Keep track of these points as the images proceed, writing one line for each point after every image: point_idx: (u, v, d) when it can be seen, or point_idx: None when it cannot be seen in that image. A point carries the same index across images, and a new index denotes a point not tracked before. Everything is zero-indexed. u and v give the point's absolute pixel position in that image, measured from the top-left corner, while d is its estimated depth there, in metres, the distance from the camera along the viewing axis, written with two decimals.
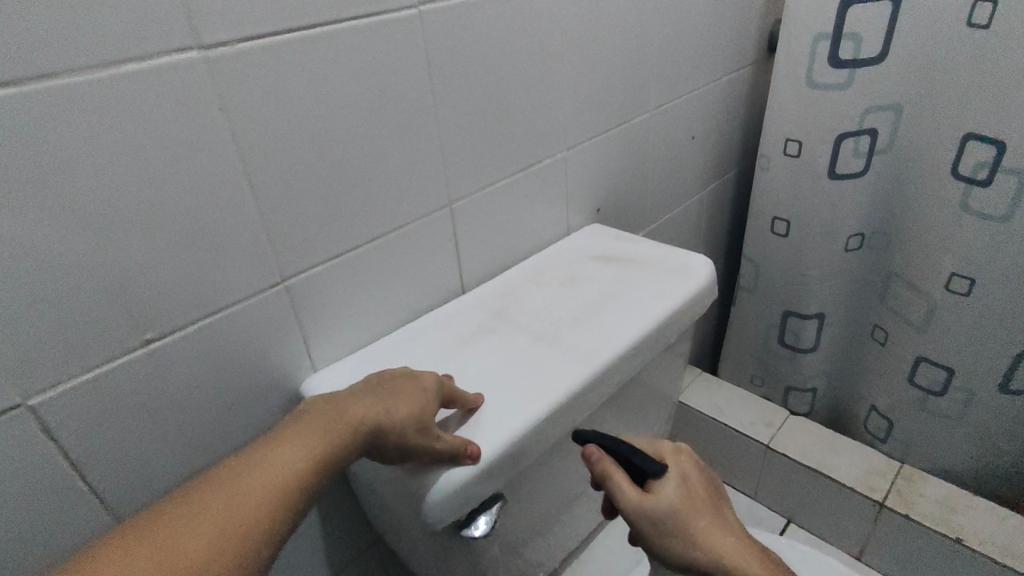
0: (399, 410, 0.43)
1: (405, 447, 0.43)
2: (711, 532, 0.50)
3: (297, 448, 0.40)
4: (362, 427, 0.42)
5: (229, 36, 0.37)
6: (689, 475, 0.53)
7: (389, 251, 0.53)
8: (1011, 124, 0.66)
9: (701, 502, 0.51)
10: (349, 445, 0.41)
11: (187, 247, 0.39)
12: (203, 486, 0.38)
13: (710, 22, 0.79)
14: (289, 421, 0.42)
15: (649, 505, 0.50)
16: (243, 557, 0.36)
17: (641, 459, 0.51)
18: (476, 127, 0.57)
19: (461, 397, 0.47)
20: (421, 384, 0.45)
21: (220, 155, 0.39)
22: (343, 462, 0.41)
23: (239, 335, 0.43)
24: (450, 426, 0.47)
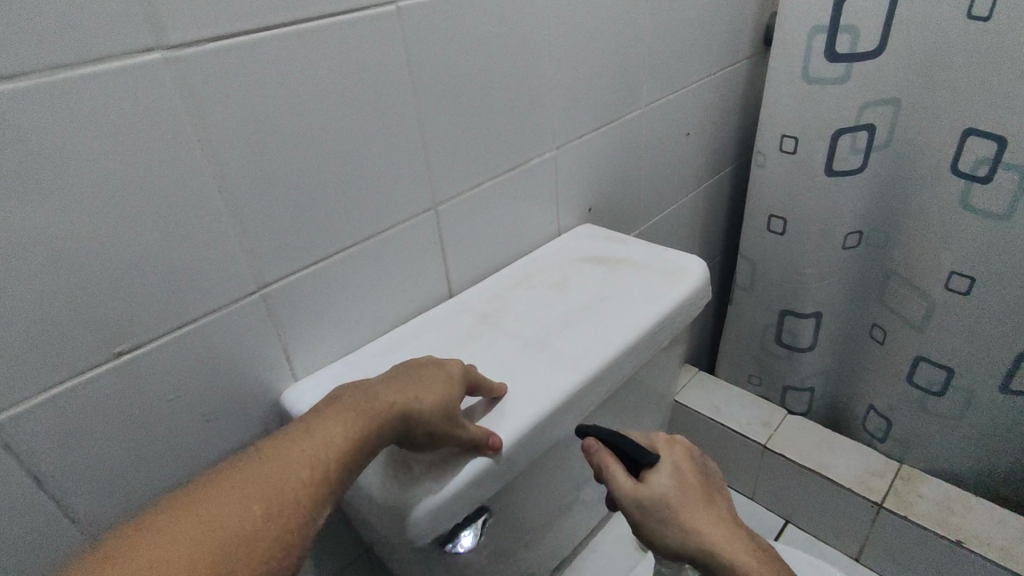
0: (429, 396, 0.45)
1: (434, 433, 0.45)
2: (705, 523, 0.50)
3: (336, 430, 0.41)
4: (396, 411, 0.43)
5: (192, 36, 0.37)
6: (684, 466, 0.53)
7: (369, 257, 0.53)
8: (1011, 119, 0.64)
9: (695, 493, 0.51)
10: (384, 428, 0.43)
11: (158, 259, 0.40)
12: (240, 470, 0.39)
13: (704, 16, 0.77)
14: (325, 405, 0.43)
15: (641, 495, 0.50)
16: (287, 535, 0.37)
17: (633, 449, 0.52)
18: (462, 126, 0.55)
19: (485, 385, 0.49)
20: (446, 371, 0.47)
21: (188, 162, 0.39)
22: (378, 445, 0.43)
23: (216, 342, 0.45)
24: (476, 414, 0.49)
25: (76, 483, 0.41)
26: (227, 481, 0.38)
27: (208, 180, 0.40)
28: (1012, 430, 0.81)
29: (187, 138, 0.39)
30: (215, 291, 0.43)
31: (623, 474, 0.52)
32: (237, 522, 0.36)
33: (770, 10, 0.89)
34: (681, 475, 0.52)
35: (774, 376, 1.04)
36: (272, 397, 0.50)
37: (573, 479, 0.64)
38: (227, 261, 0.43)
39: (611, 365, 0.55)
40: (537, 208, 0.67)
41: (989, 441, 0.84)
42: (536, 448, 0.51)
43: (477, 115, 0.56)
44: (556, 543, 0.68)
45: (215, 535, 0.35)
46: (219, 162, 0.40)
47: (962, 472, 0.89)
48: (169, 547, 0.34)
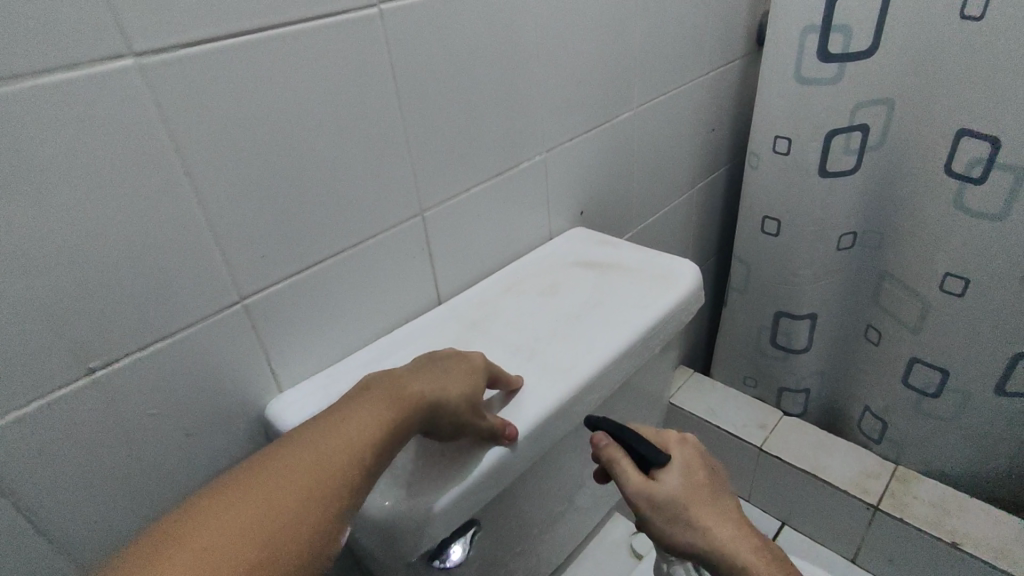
0: (455, 387, 0.46)
1: (459, 421, 0.46)
2: (713, 523, 0.49)
3: (371, 417, 0.41)
4: (425, 400, 0.44)
5: (164, 42, 0.36)
6: (695, 465, 0.52)
7: (354, 265, 0.52)
8: (1006, 119, 0.64)
9: (704, 492, 0.51)
10: (415, 416, 0.43)
11: (132, 273, 0.39)
12: (278, 459, 0.39)
13: (695, 16, 0.77)
14: (355, 394, 0.44)
15: (650, 492, 0.50)
16: (327, 523, 0.37)
17: (644, 446, 0.51)
18: (447, 131, 0.54)
19: (505, 377, 0.50)
20: (469, 363, 0.48)
21: (162, 173, 0.38)
22: (409, 432, 0.43)
23: (195, 355, 0.44)
24: (494, 406, 0.51)
25: (52, 501, 0.39)
26: (262, 472, 0.38)
27: (184, 190, 0.39)
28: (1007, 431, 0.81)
29: (162, 149, 0.38)
30: (192, 303, 0.42)
31: (633, 470, 0.51)
32: (279, 512, 0.36)
33: (763, 9, 0.88)
34: (691, 475, 0.52)
35: (769, 377, 1.03)
36: (256, 408, 0.49)
37: (565, 486, 0.63)
38: (204, 273, 0.42)
39: (602, 372, 0.54)
40: (527, 213, 0.67)
41: (984, 442, 0.83)
42: (526, 459, 0.50)
43: (463, 119, 0.55)
44: (549, 551, 0.67)
45: (258, 526, 0.35)
46: (195, 172, 0.39)
47: (958, 473, 0.88)
48: (213, 542, 0.34)
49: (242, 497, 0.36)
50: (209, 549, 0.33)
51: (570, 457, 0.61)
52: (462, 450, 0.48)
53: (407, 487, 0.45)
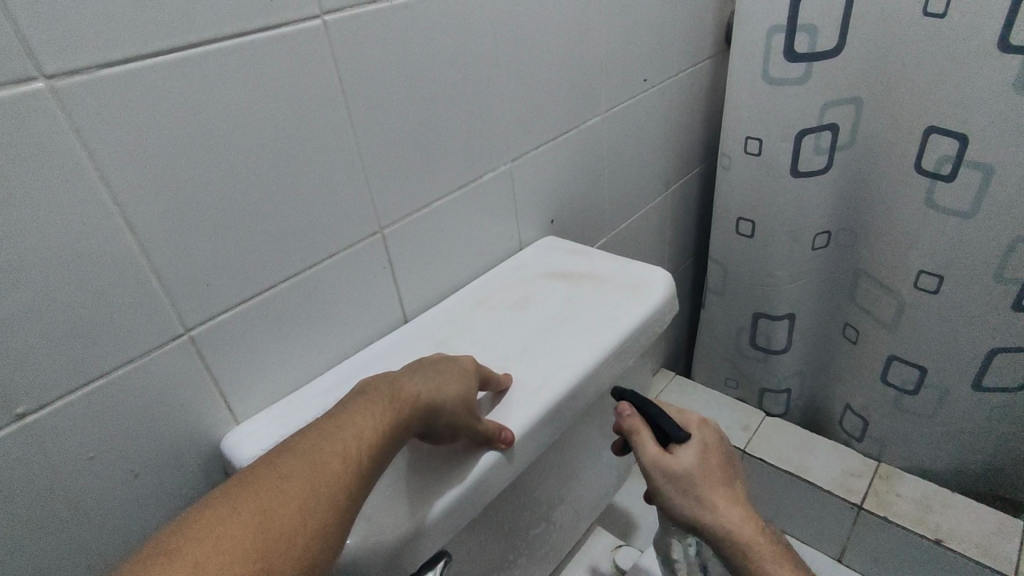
0: (450, 388, 0.44)
1: (455, 426, 0.45)
2: (718, 502, 0.52)
3: (366, 422, 0.39)
4: (421, 402, 0.42)
5: (80, 64, 0.33)
6: (712, 446, 0.55)
7: (312, 288, 0.50)
8: (972, 117, 0.63)
9: (716, 472, 0.53)
10: (411, 420, 0.41)
11: (60, 309, 0.36)
12: (264, 472, 0.35)
13: (660, 17, 0.75)
14: (348, 400, 0.41)
15: (666, 466, 0.52)
16: (322, 535, 0.34)
17: (666, 424, 0.53)
18: (405, 143, 0.52)
19: (495, 378, 0.50)
20: (461, 365, 0.47)
21: (89, 202, 0.36)
22: (405, 436, 0.41)
23: (139, 392, 0.41)
24: (485, 408, 0.50)
25: None
26: (251, 484, 0.34)
27: (115, 217, 0.37)
28: (985, 426, 0.81)
29: (87, 177, 0.35)
30: (130, 336, 0.40)
31: (652, 444, 0.54)
32: (273, 526, 0.33)
33: (730, 8, 0.87)
34: (707, 455, 0.54)
35: (750, 378, 1.02)
36: (210, 442, 0.47)
37: (543, 504, 0.61)
38: (143, 304, 0.40)
39: (574, 389, 0.52)
40: (495, 223, 0.65)
41: (963, 437, 0.83)
42: (499, 483, 0.48)
43: (420, 132, 0.53)
44: (529, 570, 0.65)
45: (250, 541, 0.32)
46: (126, 199, 0.37)
47: (939, 469, 0.88)
48: (202, 557, 0.30)
49: (231, 511, 0.33)
50: (196, 566, 0.30)
51: (545, 474, 0.59)
52: (427, 478, 0.46)
53: (368, 519, 0.43)
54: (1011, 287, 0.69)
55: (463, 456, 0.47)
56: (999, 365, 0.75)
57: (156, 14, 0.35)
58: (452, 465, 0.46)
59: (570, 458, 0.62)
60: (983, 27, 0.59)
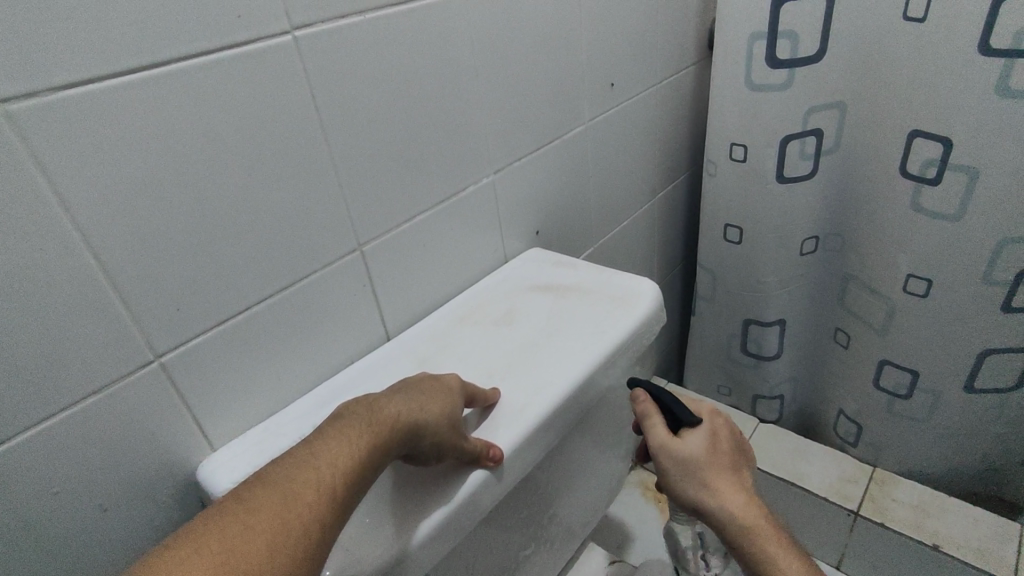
0: (433, 408, 0.43)
1: (440, 446, 0.43)
2: (723, 489, 0.53)
3: (342, 447, 0.37)
4: (402, 423, 0.41)
5: (35, 85, 0.32)
6: (722, 435, 0.55)
7: (289, 309, 0.48)
8: (955, 120, 0.63)
9: (723, 460, 0.54)
10: (392, 442, 0.40)
11: (20, 341, 0.35)
12: (233, 506, 0.33)
13: (641, 26, 0.75)
14: (326, 424, 0.39)
15: (673, 449, 0.54)
16: (295, 569, 0.32)
17: (676, 408, 0.54)
18: (383, 158, 0.51)
19: (481, 395, 0.49)
20: (445, 384, 0.46)
21: (49, 228, 0.34)
22: (386, 459, 0.40)
23: (107, 422, 0.40)
24: (471, 425, 0.49)
25: None
26: (219, 519, 0.33)
27: (76, 243, 0.35)
28: (979, 428, 0.80)
29: (45, 203, 0.34)
30: (96, 367, 0.38)
31: (662, 427, 0.55)
32: (241, 562, 0.31)
33: (711, 15, 0.87)
34: (717, 443, 0.55)
35: (743, 385, 1.01)
36: (184, 471, 0.45)
37: (534, 522, 0.60)
38: (109, 333, 0.38)
39: (561, 406, 0.51)
40: (478, 236, 0.64)
41: (957, 439, 0.83)
42: (486, 504, 0.47)
43: (398, 145, 0.52)
44: None
45: None
46: (88, 224, 0.36)
47: (935, 472, 0.87)
48: None
49: (196, 549, 0.31)
50: None
51: (535, 492, 0.58)
52: (410, 502, 0.44)
53: (348, 548, 0.42)
54: (1000, 288, 0.69)
55: (447, 479, 0.45)
56: (990, 366, 0.74)
57: (113, 34, 0.34)
58: (436, 488, 0.45)
59: (560, 474, 0.61)
60: (962, 30, 0.59)
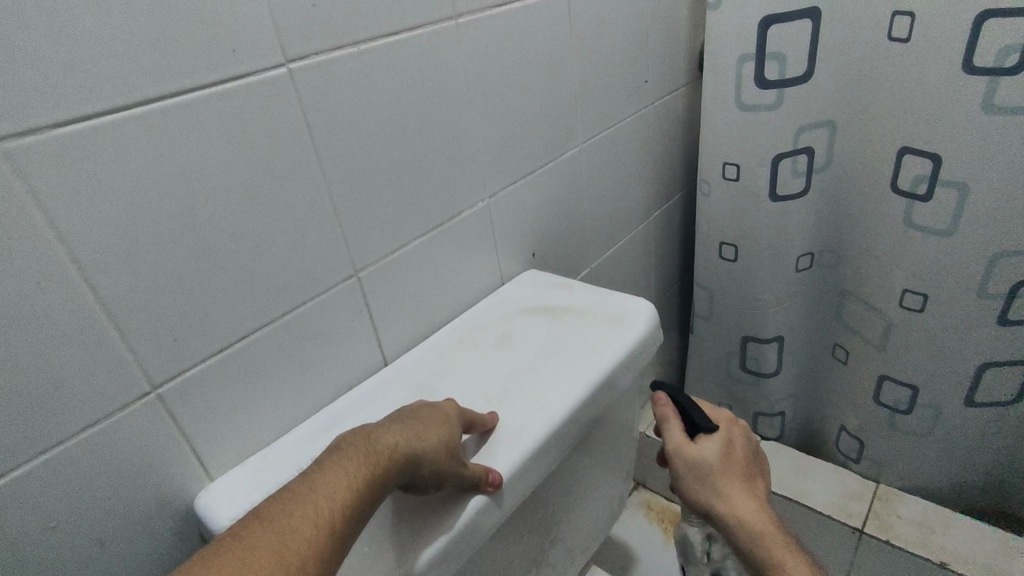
0: (431, 437, 0.43)
1: (439, 474, 0.43)
2: (734, 495, 0.54)
3: (339, 480, 0.37)
4: (400, 454, 0.40)
5: (33, 124, 0.33)
6: (737, 443, 0.56)
7: (285, 337, 0.48)
8: (943, 138, 0.64)
9: (736, 467, 0.55)
10: (390, 474, 0.40)
11: (17, 377, 0.35)
12: (230, 542, 0.33)
13: (631, 50, 0.76)
14: (324, 456, 0.39)
15: (686, 452, 0.55)
16: None
17: (695, 414, 0.55)
18: (379, 184, 0.52)
19: (479, 420, 0.49)
20: (443, 411, 0.46)
21: (46, 263, 0.35)
22: (384, 491, 0.39)
23: (103, 455, 0.40)
24: (470, 451, 0.49)
25: None
26: (215, 557, 0.32)
27: (72, 278, 0.36)
28: (981, 442, 0.80)
29: (42, 238, 0.34)
30: (92, 400, 0.38)
31: (679, 430, 0.56)
32: None
33: (701, 37, 0.89)
34: (731, 451, 0.55)
35: (744, 402, 1.01)
36: (180, 503, 0.45)
37: (535, 548, 0.59)
38: (105, 366, 0.38)
39: (559, 429, 0.51)
40: (475, 260, 0.64)
41: (960, 454, 0.82)
42: (486, 531, 0.46)
43: (393, 172, 0.52)
44: None
45: None
46: (85, 258, 0.36)
47: (939, 487, 0.87)
48: None
49: None
50: None
51: (535, 517, 0.57)
52: (408, 532, 0.44)
53: None
54: (995, 301, 0.69)
55: (446, 507, 0.45)
56: (989, 379, 0.74)
57: (108, 73, 0.35)
58: (435, 516, 0.44)
59: (561, 498, 0.60)
60: (945, 49, 0.60)
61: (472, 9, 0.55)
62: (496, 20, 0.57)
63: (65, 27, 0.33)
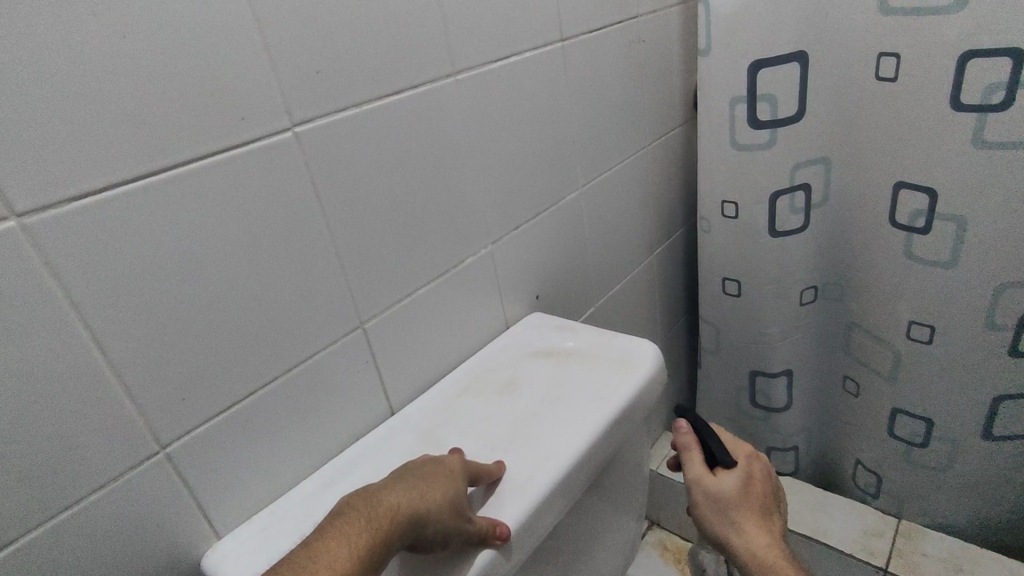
0: (435, 495, 0.43)
1: (444, 532, 0.43)
2: (750, 530, 0.53)
3: (341, 548, 0.37)
4: (403, 515, 0.41)
5: (51, 197, 0.34)
6: (758, 477, 0.55)
7: (292, 391, 0.49)
8: (938, 172, 0.65)
9: (755, 502, 0.54)
10: (392, 537, 0.40)
11: (31, 442, 0.35)
12: None
13: (626, 94, 0.78)
14: (326, 522, 0.40)
15: (705, 484, 0.54)
16: None
17: (715, 446, 0.54)
18: (384, 236, 0.53)
19: (484, 471, 0.48)
20: (447, 467, 0.46)
21: (60, 329, 0.36)
22: (388, 554, 0.39)
23: (111, 516, 0.40)
24: (476, 504, 0.48)
25: None
26: None
27: (85, 342, 0.37)
28: (1002, 476, 0.78)
29: (58, 306, 0.35)
30: (102, 461, 0.39)
31: (699, 461, 0.55)
32: None
33: (694, 79, 0.91)
34: (751, 486, 0.54)
35: (755, 438, 0.99)
36: (186, 562, 0.45)
37: None
38: (116, 427, 0.39)
39: (567, 477, 0.50)
40: (479, 305, 0.65)
41: (982, 488, 0.80)
42: None
43: (397, 224, 0.54)
44: None
45: None
46: (97, 322, 0.37)
47: (962, 524, 0.84)
48: None
49: None
50: None
51: (546, 566, 0.56)
52: None
53: None
54: (1003, 333, 0.68)
55: (453, 563, 0.44)
56: (1005, 413, 0.73)
57: (123, 146, 0.37)
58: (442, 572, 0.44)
59: (571, 545, 0.59)
60: (934, 88, 0.62)
61: (470, 64, 0.57)
62: (494, 74, 0.60)
63: (85, 106, 0.35)
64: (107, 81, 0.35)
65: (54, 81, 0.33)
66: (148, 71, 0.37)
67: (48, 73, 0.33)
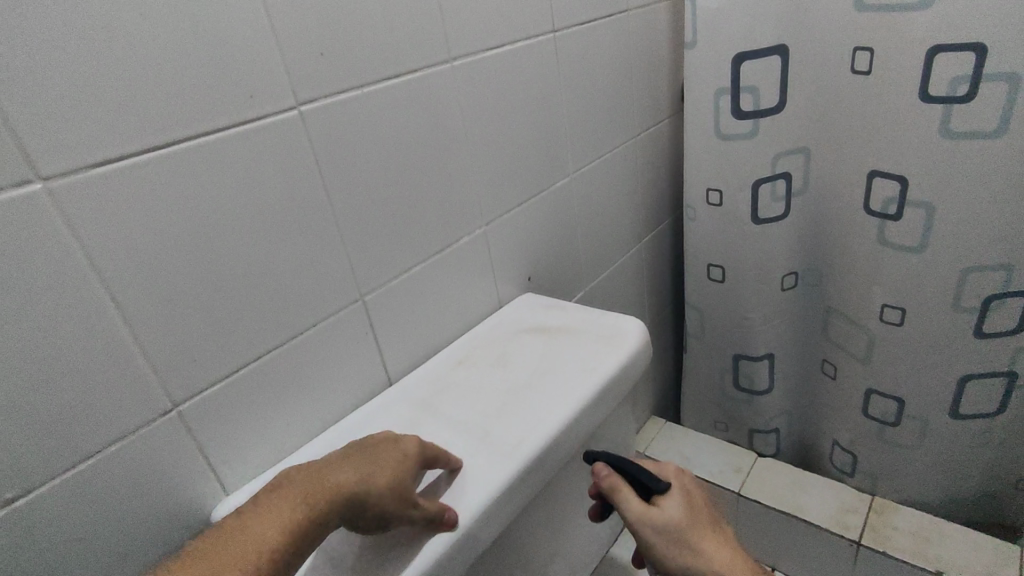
0: (379, 477, 0.44)
1: (387, 514, 0.44)
2: (709, 547, 0.55)
3: (270, 519, 0.40)
4: (341, 494, 0.42)
5: (75, 164, 0.37)
6: (690, 491, 0.58)
7: (296, 359, 0.52)
8: (909, 161, 0.69)
9: (701, 517, 0.56)
10: (329, 511, 0.42)
11: (52, 395, 0.38)
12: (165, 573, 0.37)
13: (616, 84, 0.81)
14: (266, 492, 0.43)
15: (653, 521, 0.54)
16: None
17: (646, 478, 0.56)
18: (383, 213, 0.55)
19: (444, 458, 0.49)
20: (401, 448, 0.47)
21: (82, 288, 0.38)
22: (324, 526, 0.42)
23: (126, 468, 0.42)
24: (439, 487, 0.49)
25: None
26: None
27: (104, 302, 0.39)
28: (969, 454, 0.82)
29: (78, 267, 0.38)
30: (117, 416, 0.41)
31: (637, 499, 0.56)
32: None
33: (682, 70, 0.94)
34: (689, 501, 0.57)
35: (737, 420, 1.03)
36: (196, 515, 0.47)
37: (537, 558, 0.61)
38: (131, 384, 0.42)
39: (554, 442, 0.53)
40: (473, 283, 0.68)
41: (949, 466, 0.84)
42: (486, 537, 0.48)
43: (395, 202, 0.56)
44: None
45: None
46: (115, 284, 0.40)
47: (932, 500, 0.88)
48: None
49: None
50: None
51: (534, 529, 0.59)
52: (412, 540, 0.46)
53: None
54: (970, 315, 0.72)
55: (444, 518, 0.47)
56: (973, 392, 0.77)
57: (141, 117, 0.39)
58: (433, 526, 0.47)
59: (558, 509, 0.63)
60: (904, 80, 0.66)
61: (467, 51, 0.60)
62: (488, 61, 0.62)
63: (105, 80, 0.37)
64: (126, 59, 0.38)
65: (78, 54, 0.36)
66: (165, 48, 0.39)
67: (74, 47, 0.36)
